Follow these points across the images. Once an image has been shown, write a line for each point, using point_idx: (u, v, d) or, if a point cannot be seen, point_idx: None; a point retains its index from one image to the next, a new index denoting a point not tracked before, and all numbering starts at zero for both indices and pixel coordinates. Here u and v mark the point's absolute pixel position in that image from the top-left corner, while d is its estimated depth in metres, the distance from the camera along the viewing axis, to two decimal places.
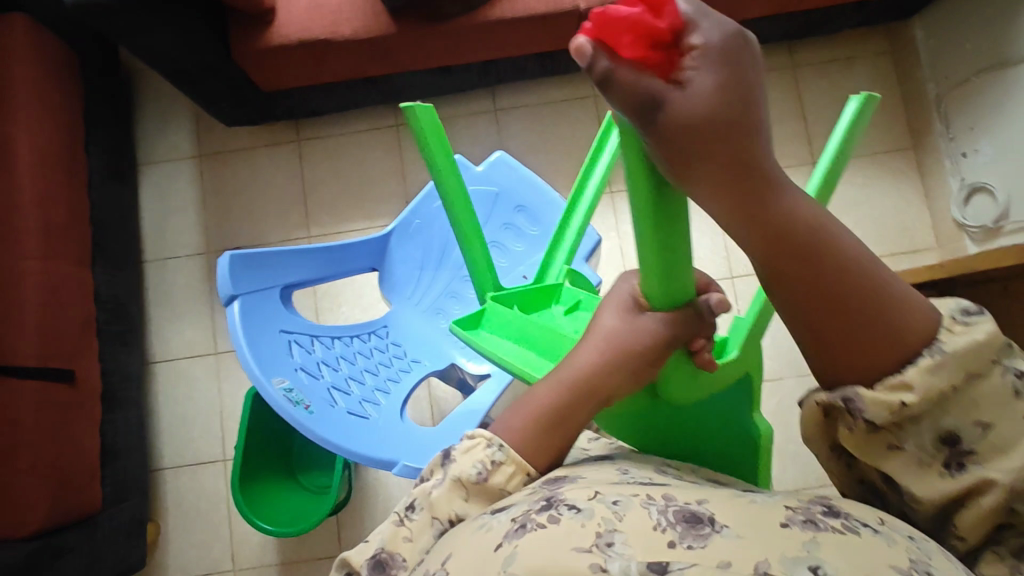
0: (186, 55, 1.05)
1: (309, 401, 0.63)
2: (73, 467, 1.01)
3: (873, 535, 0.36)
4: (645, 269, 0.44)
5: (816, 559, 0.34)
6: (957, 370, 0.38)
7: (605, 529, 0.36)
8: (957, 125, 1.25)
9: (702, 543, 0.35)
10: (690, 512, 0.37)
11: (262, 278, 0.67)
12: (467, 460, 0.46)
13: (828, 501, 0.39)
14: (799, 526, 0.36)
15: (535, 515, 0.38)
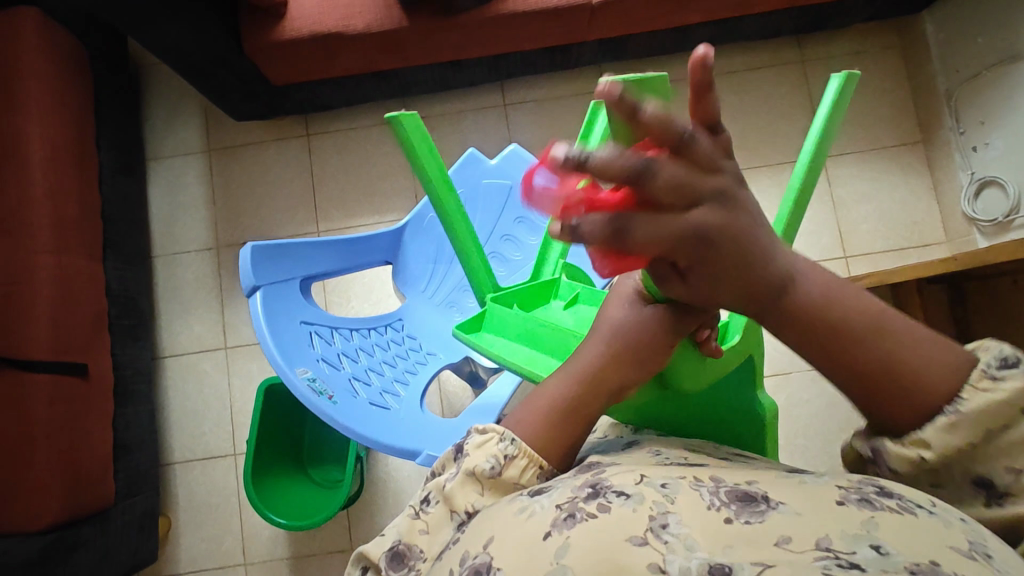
0: (198, 48, 1.04)
1: (332, 392, 0.63)
2: (87, 461, 1.01)
3: (930, 517, 0.36)
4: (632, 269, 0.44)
5: (878, 538, 0.34)
6: (972, 427, 0.39)
7: (658, 512, 0.36)
8: (967, 120, 1.25)
9: (759, 519, 0.35)
10: (743, 493, 0.37)
11: (282, 269, 0.67)
12: (480, 454, 0.44)
13: (878, 482, 0.39)
14: (854, 505, 0.36)
15: (584, 502, 0.38)
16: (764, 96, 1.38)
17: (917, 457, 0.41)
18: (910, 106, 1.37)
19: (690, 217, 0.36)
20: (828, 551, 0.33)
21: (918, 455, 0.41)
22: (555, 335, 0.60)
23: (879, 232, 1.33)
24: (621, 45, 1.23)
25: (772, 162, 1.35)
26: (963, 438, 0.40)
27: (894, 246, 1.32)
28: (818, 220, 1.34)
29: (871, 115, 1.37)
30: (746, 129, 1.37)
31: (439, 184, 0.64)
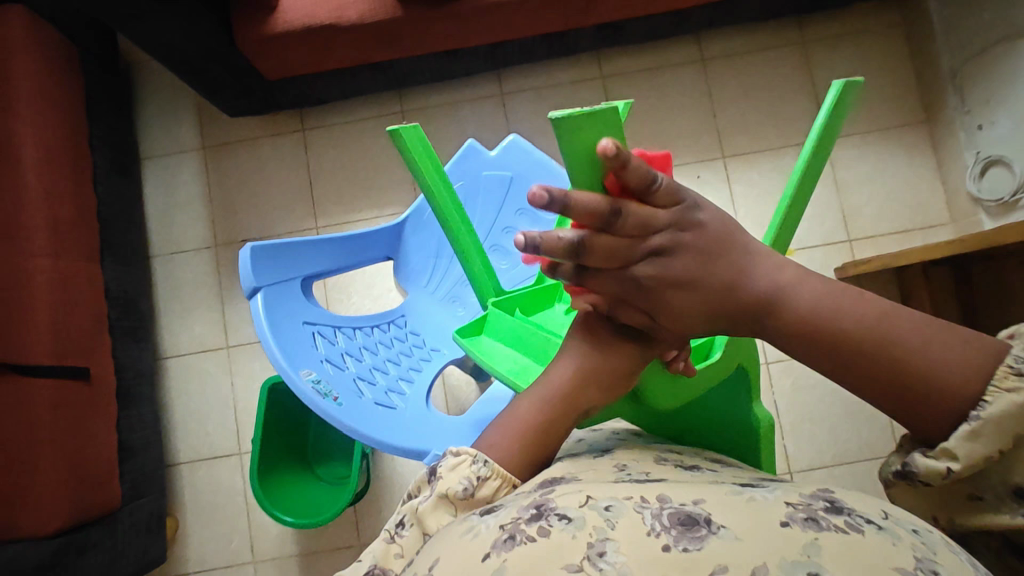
0: (190, 43, 1.02)
1: (337, 393, 0.62)
2: (92, 465, 1.00)
3: (878, 533, 0.35)
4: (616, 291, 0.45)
5: (816, 566, 0.32)
6: (994, 437, 0.37)
7: (597, 538, 0.35)
8: (972, 98, 1.23)
9: (698, 546, 0.34)
10: (685, 515, 0.36)
11: (284, 270, 0.66)
12: (453, 477, 0.43)
13: (830, 497, 0.38)
14: (799, 526, 0.35)
15: (525, 525, 0.37)
16: (765, 78, 1.36)
17: (946, 468, 0.38)
18: (912, 86, 1.35)
19: (630, 270, 0.42)
20: None
21: (947, 467, 0.38)
22: (541, 343, 0.59)
23: (882, 216, 1.32)
24: (619, 31, 1.21)
25: (774, 146, 1.34)
26: (993, 447, 0.37)
27: (896, 229, 1.31)
28: (821, 205, 1.33)
29: (875, 96, 1.36)
30: (746, 113, 1.35)
31: (442, 194, 0.63)
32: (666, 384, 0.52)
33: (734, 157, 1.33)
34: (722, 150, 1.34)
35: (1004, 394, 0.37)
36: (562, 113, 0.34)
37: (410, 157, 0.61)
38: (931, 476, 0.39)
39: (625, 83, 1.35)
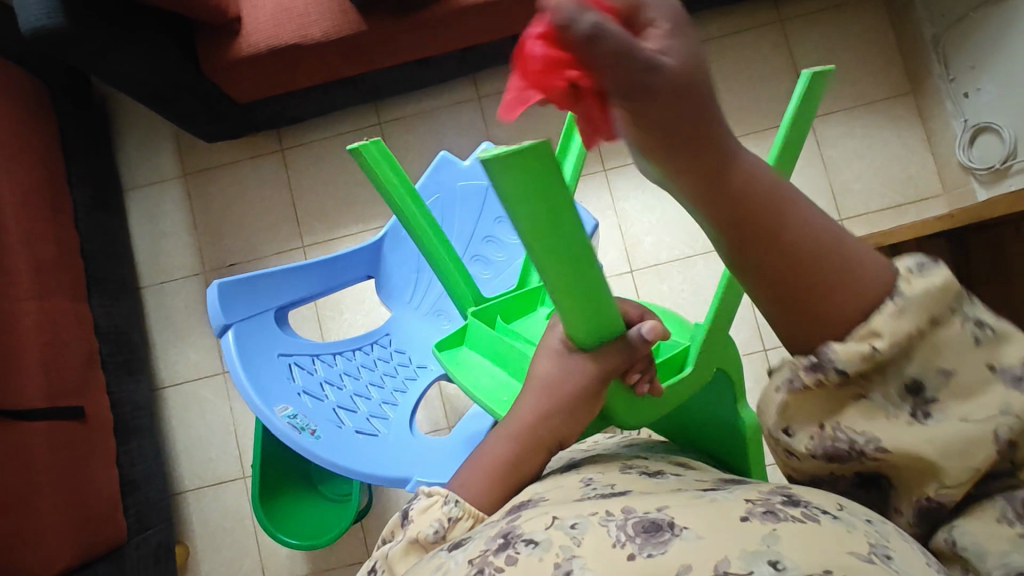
0: (156, 75, 1.02)
1: (314, 426, 0.63)
2: (95, 502, 1.01)
3: (834, 521, 0.34)
4: (565, 315, 0.41)
5: (777, 553, 0.32)
6: (919, 312, 0.33)
7: (564, 557, 0.34)
8: (956, 65, 1.20)
9: (660, 550, 0.33)
10: (649, 521, 0.35)
11: (256, 304, 0.67)
12: (424, 519, 0.42)
13: (788, 491, 0.37)
14: (758, 519, 0.34)
15: (494, 556, 0.35)
16: (744, 60, 1.34)
17: (868, 349, 0.33)
18: (896, 56, 1.32)
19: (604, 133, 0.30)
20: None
21: (869, 347, 0.33)
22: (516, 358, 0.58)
23: (873, 192, 1.29)
24: None
25: (758, 129, 1.32)
26: (914, 324, 0.33)
27: (888, 203, 1.29)
28: (810, 185, 1.31)
29: (858, 70, 1.33)
30: (728, 97, 1.33)
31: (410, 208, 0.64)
32: (632, 403, 0.51)
33: None
34: None
35: (917, 283, 0.33)
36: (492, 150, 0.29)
37: (376, 175, 0.62)
38: (850, 364, 0.33)
39: None
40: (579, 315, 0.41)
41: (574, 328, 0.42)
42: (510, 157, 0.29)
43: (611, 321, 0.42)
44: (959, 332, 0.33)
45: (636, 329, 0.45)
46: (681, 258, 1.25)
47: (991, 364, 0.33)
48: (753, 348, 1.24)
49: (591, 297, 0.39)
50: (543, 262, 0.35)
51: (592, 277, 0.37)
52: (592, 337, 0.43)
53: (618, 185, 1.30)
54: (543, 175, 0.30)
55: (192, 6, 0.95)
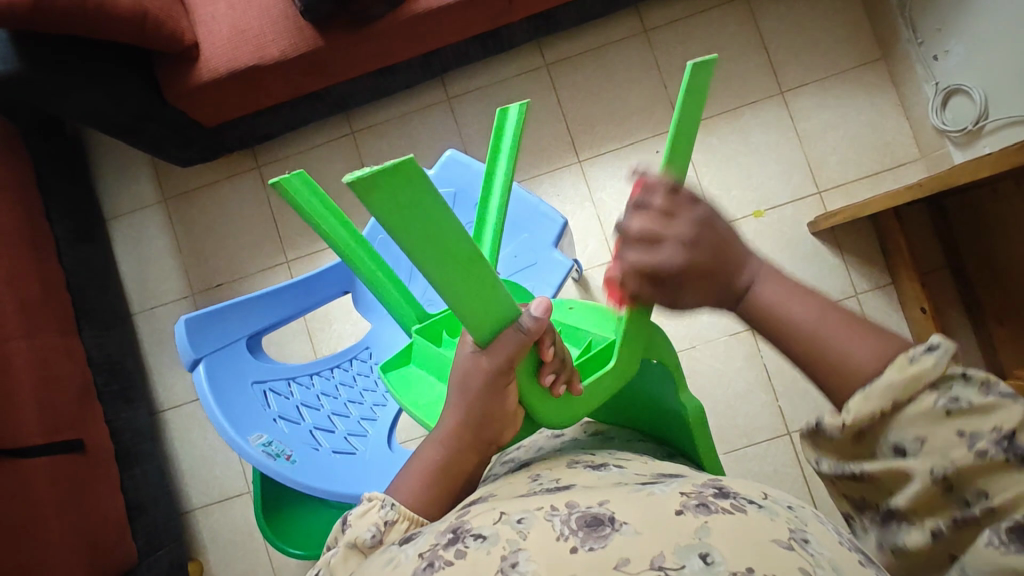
0: (120, 108, 1.03)
1: (290, 451, 0.66)
2: (103, 529, 1.04)
3: (758, 510, 0.37)
4: (465, 318, 0.43)
5: (707, 546, 0.33)
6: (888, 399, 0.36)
7: (510, 550, 0.35)
8: (924, 29, 1.19)
9: (602, 544, 0.34)
10: (591, 516, 0.37)
11: (224, 335, 0.70)
12: (362, 524, 0.45)
13: (719, 483, 0.40)
14: (691, 511, 0.36)
15: (443, 550, 0.37)
16: (712, 39, 1.33)
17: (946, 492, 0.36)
18: (864, 22, 1.31)
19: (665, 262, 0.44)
20: (660, 570, 0.32)
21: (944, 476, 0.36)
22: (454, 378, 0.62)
23: (849, 161, 1.29)
24: (551, 18, 1.19)
25: (728, 109, 1.32)
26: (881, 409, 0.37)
27: (866, 172, 1.28)
28: (787, 159, 1.30)
29: (827, 40, 1.32)
30: None
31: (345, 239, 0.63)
32: (552, 406, 0.54)
33: None
34: None
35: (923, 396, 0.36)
36: (355, 174, 0.32)
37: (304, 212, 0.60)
38: (834, 430, 0.39)
39: (570, 68, 1.32)
40: (479, 312, 0.43)
41: (477, 330, 0.45)
42: (374, 176, 0.32)
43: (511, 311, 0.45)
44: (935, 403, 0.35)
45: (526, 312, 0.47)
46: None
47: (962, 431, 0.34)
48: (739, 328, 1.25)
49: (484, 292, 0.42)
50: (432, 273, 0.38)
51: (475, 274, 0.40)
52: (495, 331, 0.46)
53: (593, 175, 1.29)
54: (413, 192, 0.34)
55: (146, 36, 0.96)
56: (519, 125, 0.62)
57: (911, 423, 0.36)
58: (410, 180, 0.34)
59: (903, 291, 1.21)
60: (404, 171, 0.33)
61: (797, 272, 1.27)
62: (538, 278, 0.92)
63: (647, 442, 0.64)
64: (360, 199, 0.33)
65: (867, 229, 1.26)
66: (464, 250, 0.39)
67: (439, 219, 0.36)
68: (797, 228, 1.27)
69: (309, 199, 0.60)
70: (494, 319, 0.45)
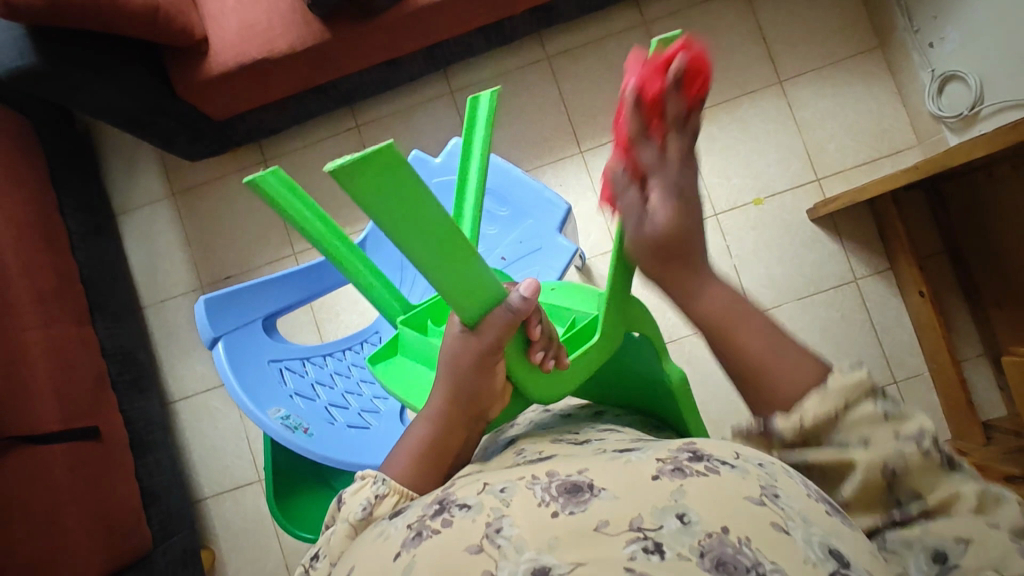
0: (132, 101, 1.05)
1: (307, 425, 0.69)
2: (119, 514, 1.07)
3: (731, 471, 0.38)
4: (456, 299, 0.45)
5: (683, 507, 0.35)
6: (836, 395, 0.43)
7: (494, 517, 0.37)
8: (920, 17, 1.20)
9: (581, 508, 0.36)
10: (571, 483, 0.38)
11: (242, 314, 0.72)
12: (355, 500, 0.47)
13: (694, 447, 0.41)
14: (667, 476, 0.37)
15: (430, 520, 0.39)
16: (711, 31, 1.35)
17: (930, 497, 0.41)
18: (862, 12, 1.33)
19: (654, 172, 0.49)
20: (638, 531, 0.34)
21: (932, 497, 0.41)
22: None
23: (848, 148, 1.31)
24: (552, 11, 1.21)
25: (729, 98, 1.34)
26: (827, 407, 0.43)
27: (864, 159, 1.30)
28: (785, 147, 1.32)
29: (825, 29, 1.33)
30: None
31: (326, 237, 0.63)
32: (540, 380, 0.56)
33: None
34: None
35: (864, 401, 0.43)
36: (336, 161, 0.34)
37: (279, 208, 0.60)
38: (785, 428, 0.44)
39: (571, 59, 1.34)
40: (463, 292, 0.45)
41: (466, 313, 0.47)
42: (356, 163, 0.34)
43: (497, 292, 0.48)
44: (874, 408, 0.42)
45: (515, 292, 0.49)
46: None
47: (898, 432, 0.42)
48: None
49: (468, 272, 0.44)
50: (422, 256, 0.41)
51: (465, 255, 0.43)
52: (484, 313, 0.48)
53: (595, 165, 1.31)
54: (396, 173, 0.36)
55: (157, 31, 0.98)
56: (490, 113, 0.64)
57: (856, 424, 0.42)
58: (392, 163, 0.35)
59: (902, 274, 1.23)
60: (384, 156, 0.35)
61: (796, 259, 1.29)
62: (543, 263, 0.94)
63: (636, 416, 0.65)
64: (342, 186, 0.35)
65: (865, 215, 1.28)
66: (446, 233, 0.41)
67: (423, 200, 0.38)
68: (797, 216, 1.29)
69: (283, 193, 0.60)
70: (481, 300, 0.47)
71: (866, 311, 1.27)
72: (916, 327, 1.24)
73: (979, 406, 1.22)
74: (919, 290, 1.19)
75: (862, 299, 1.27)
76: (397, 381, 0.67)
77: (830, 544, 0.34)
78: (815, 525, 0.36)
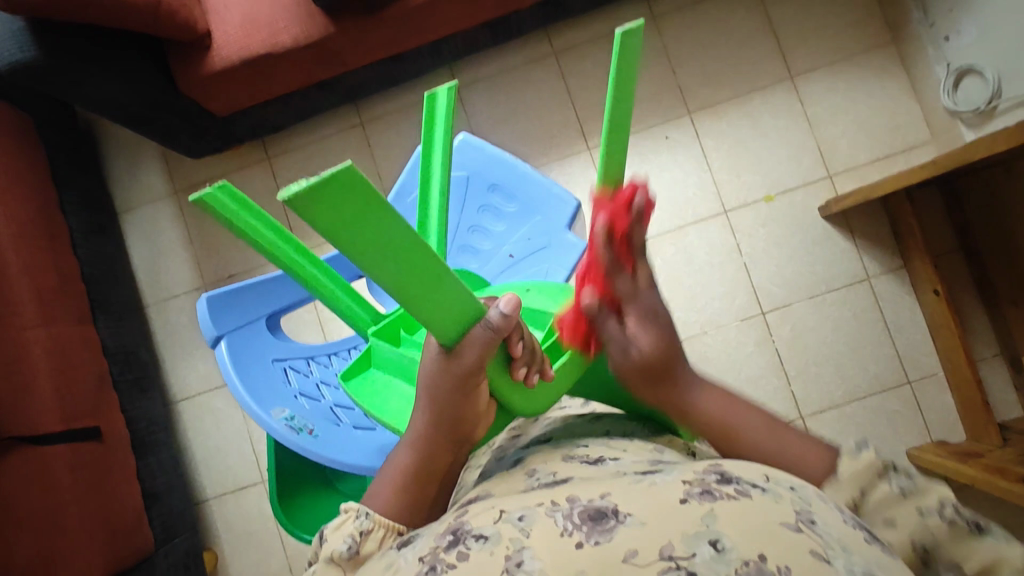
0: (134, 96, 1.03)
1: (312, 426, 0.67)
2: (121, 516, 1.05)
3: (762, 494, 0.37)
4: (432, 318, 0.43)
5: (716, 532, 0.33)
6: None
7: (514, 549, 0.35)
8: (935, 10, 1.18)
9: (607, 538, 0.34)
10: (594, 509, 0.36)
11: (244, 313, 0.71)
12: (337, 537, 0.46)
13: (721, 468, 0.39)
14: (696, 500, 0.35)
15: (444, 553, 0.36)
16: (720, 26, 1.33)
17: None
18: (874, 5, 1.30)
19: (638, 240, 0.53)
20: (671, 561, 0.32)
21: None
22: None
23: (860, 144, 1.28)
24: (560, 4, 1.19)
25: (738, 93, 1.32)
26: None
27: (877, 156, 1.28)
28: (796, 144, 1.30)
29: (838, 24, 1.31)
30: (706, 64, 1.33)
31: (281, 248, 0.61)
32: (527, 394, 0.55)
33: (701, 112, 1.31)
34: (688, 107, 1.32)
35: None
36: (290, 190, 0.31)
37: (233, 221, 0.57)
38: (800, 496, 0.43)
39: (579, 54, 1.32)
40: (437, 310, 0.43)
41: (443, 332, 0.45)
42: (311, 189, 0.31)
43: (476, 309, 0.45)
44: None
45: (493, 308, 0.46)
46: (663, 233, 1.29)
47: None
48: (751, 313, 1.25)
49: (440, 291, 0.41)
50: (394, 279, 0.38)
51: (439, 273, 0.40)
52: (462, 331, 0.46)
53: None
54: (350, 199, 0.33)
55: (160, 24, 0.96)
56: (450, 111, 0.63)
57: None
58: (352, 185, 0.32)
59: (916, 273, 1.20)
60: (342, 180, 0.32)
61: (807, 257, 1.26)
62: (552, 260, 0.92)
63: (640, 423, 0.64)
64: (299, 216, 0.32)
65: (878, 212, 1.26)
66: (418, 253, 0.38)
67: (382, 224, 0.35)
68: (807, 213, 1.27)
69: (234, 208, 0.57)
70: (455, 317, 0.44)
71: (879, 310, 1.24)
72: (931, 327, 1.21)
73: (994, 407, 1.19)
74: (934, 289, 1.16)
75: (875, 297, 1.25)
76: (372, 397, 0.66)
77: (871, 571, 0.33)
78: (856, 553, 0.34)
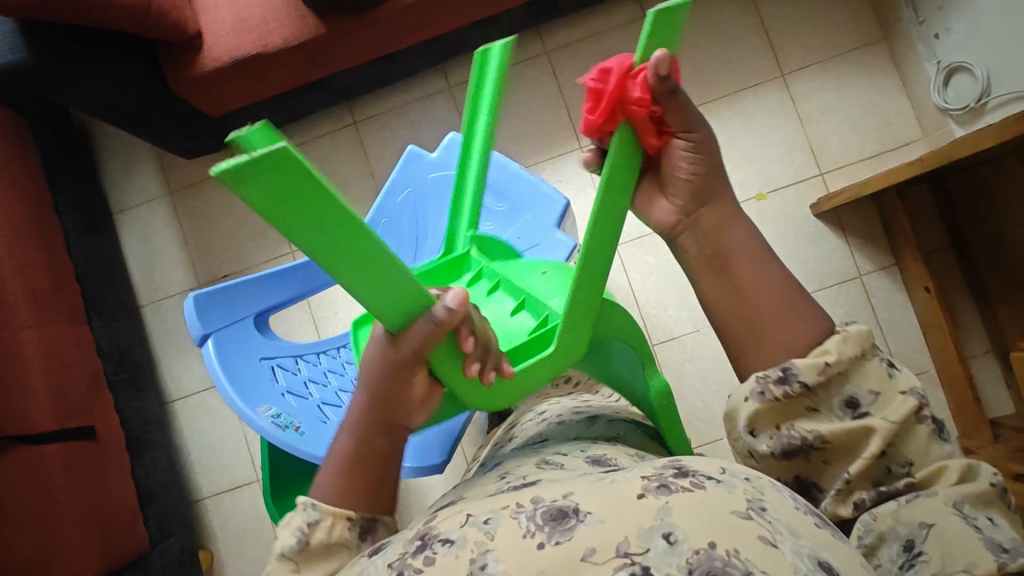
0: (125, 97, 1.04)
1: (297, 423, 0.70)
2: (115, 515, 1.06)
3: (717, 485, 0.37)
4: (377, 304, 0.43)
5: (669, 525, 0.34)
6: (855, 349, 0.45)
7: (479, 552, 0.35)
8: (925, 8, 1.18)
9: (567, 537, 0.34)
10: (555, 509, 0.36)
11: (232, 312, 0.72)
12: (287, 532, 0.46)
13: (679, 463, 0.39)
14: (653, 495, 0.36)
15: (413, 558, 0.37)
16: (711, 25, 1.34)
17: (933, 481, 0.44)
18: (865, 3, 1.31)
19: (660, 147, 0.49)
20: (627, 557, 0.33)
21: (935, 477, 0.44)
22: None
23: (851, 142, 1.29)
24: (551, 4, 1.20)
25: (730, 92, 1.32)
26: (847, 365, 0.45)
27: (868, 153, 1.28)
28: (788, 142, 1.30)
29: (829, 22, 1.31)
30: (698, 63, 1.33)
31: None
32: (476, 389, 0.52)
33: None
34: None
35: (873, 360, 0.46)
36: (221, 164, 0.32)
37: None
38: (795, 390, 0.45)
39: (571, 53, 1.32)
40: (383, 298, 0.42)
41: (389, 319, 0.44)
42: (241, 166, 0.32)
43: (425, 301, 0.44)
44: (879, 368, 0.46)
45: (441, 301, 0.45)
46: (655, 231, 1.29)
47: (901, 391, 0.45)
48: None
49: (385, 279, 0.41)
50: (332, 260, 0.38)
51: (382, 262, 0.40)
52: (411, 321, 0.45)
53: None
54: (282, 180, 0.33)
55: (150, 25, 0.97)
56: (499, 69, 0.68)
57: (866, 381, 0.45)
58: (283, 168, 0.33)
59: (907, 270, 1.21)
60: (274, 161, 0.32)
61: (799, 255, 1.27)
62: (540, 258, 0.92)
63: (628, 424, 0.65)
64: (230, 189, 0.33)
65: (869, 210, 1.26)
66: (358, 240, 0.38)
67: (317, 209, 0.35)
68: (798, 211, 1.28)
69: None
70: (402, 307, 0.44)
71: (871, 308, 1.25)
72: (922, 324, 1.22)
73: (986, 404, 1.19)
74: (924, 286, 1.17)
75: (867, 295, 1.25)
76: None
77: (819, 556, 0.34)
78: (803, 537, 0.35)
